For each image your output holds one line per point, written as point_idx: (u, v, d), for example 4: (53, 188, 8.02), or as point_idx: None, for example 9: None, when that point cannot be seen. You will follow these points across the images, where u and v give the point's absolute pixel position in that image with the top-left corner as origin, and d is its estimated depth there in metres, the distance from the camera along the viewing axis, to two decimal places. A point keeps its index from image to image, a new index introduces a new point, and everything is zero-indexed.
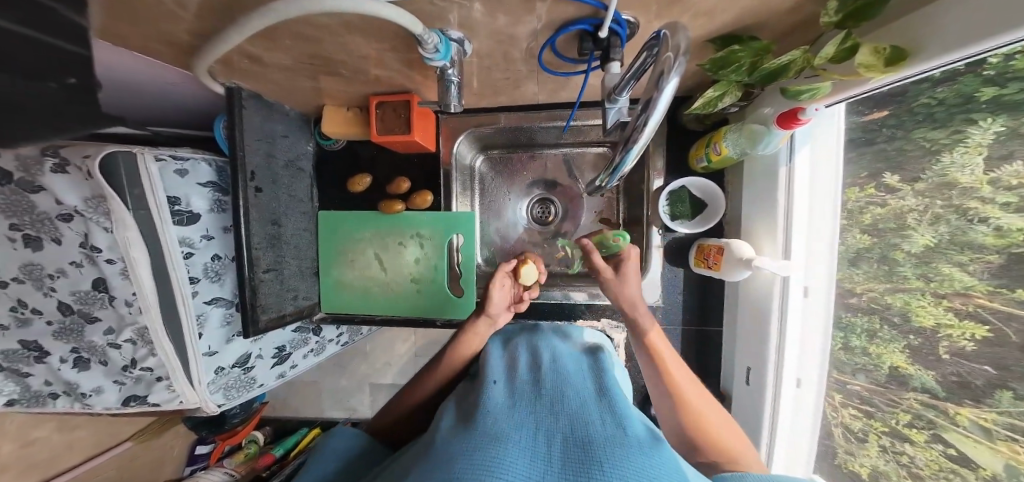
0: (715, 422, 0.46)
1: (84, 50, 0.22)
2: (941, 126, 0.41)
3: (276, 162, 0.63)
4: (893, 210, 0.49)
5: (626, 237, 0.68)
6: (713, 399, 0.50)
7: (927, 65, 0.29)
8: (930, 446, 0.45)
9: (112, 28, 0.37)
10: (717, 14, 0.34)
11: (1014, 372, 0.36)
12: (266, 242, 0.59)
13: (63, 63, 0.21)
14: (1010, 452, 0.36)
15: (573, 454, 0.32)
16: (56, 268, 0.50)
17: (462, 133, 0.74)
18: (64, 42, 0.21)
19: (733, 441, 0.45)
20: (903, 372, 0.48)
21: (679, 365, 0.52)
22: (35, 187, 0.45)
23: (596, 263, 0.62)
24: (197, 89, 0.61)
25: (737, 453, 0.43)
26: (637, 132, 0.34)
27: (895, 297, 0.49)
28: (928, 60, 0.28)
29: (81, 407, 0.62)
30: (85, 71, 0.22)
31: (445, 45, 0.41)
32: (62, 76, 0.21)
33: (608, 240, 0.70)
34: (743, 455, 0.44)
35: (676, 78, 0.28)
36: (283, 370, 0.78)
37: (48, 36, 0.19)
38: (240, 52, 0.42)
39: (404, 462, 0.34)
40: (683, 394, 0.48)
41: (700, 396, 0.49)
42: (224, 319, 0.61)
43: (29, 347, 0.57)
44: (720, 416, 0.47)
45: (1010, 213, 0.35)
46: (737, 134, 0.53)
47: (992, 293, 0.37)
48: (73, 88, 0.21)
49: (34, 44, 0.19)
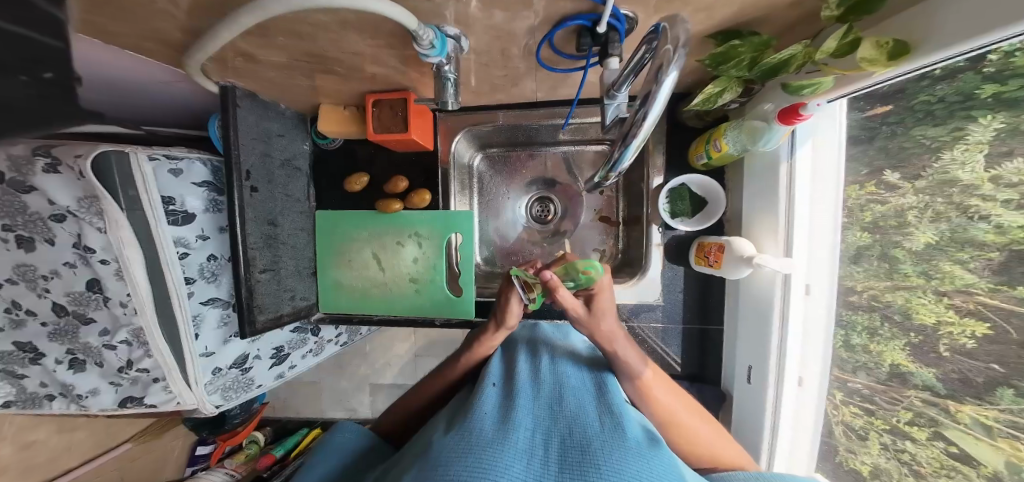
0: (711, 439, 0.45)
1: (58, 42, 0.21)
2: (942, 124, 0.40)
3: (273, 161, 0.63)
4: (894, 207, 0.48)
5: (599, 268, 0.48)
6: (708, 415, 0.48)
7: (918, 63, 0.29)
8: (931, 444, 0.45)
9: (96, 24, 0.36)
10: (717, 9, 0.33)
11: (1014, 368, 0.36)
12: (263, 242, 0.59)
13: (39, 58, 0.20)
14: (1012, 449, 0.36)
15: (569, 458, 0.32)
16: (50, 269, 0.50)
17: (460, 131, 0.73)
18: (37, 34, 0.20)
19: (730, 451, 0.45)
20: (904, 369, 0.48)
21: (670, 392, 0.47)
22: (27, 187, 0.44)
23: (565, 304, 0.46)
24: (191, 88, 0.60)
25: (735, 464, 0.44)
26: (637, 128, 0.34)
27: (895, 295, 0.48)
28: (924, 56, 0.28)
29: (78, 408, 0.62)
30: (59, 63, 0.21)
31: (441, 41, 0.40)
32: (36, 69, 0.20)
33: (574, 270, 0.50)
34: (741, 463, 0.44)
35: (675, 72, 0.27)
36: (282, 371, 0.77)
37: (25, 29, 0.19)
38: (233, 49, 0.42)
39: (402, 464, 0.34)
40: (676, 419, 0.45)
41: (695, 418, 0.46)
42: (222, 319, 0.61)
43: (24, 349, 0.57)
44: (710, 427, 0.46)
45: (1012, 210, 0.35)
46: (737, 131, 0.52)
47: (992, 290, 0.37)
48: (48, 82, 0.21)
49: (10, 38, 0.18)
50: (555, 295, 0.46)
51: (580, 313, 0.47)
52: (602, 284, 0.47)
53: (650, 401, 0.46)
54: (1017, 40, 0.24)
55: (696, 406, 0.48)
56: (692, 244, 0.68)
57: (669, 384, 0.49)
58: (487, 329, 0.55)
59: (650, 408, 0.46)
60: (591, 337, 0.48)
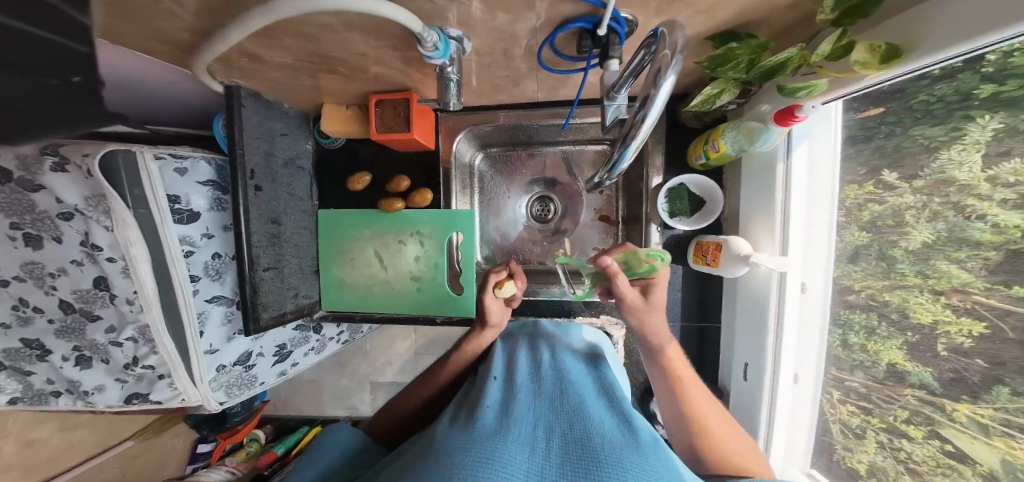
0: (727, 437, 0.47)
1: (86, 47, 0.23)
2: (940, 124, 0.41)
3: (276, 160, 0.63)
4: (891, 207, 0.49)
5: (663, 259, 0.52)
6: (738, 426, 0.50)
7: (907, 67, 0.30)
8: (928, 442, 0.46)
9: (112, 26, 0.37)
10: (717, 11, 0.34)
11: (1010, 367, 0.37)
12: (266, 241, 0.59)
13: (51, 58, 0.21)
14: (1007, 447, 0.37)
15: (570, 450, 0.33)
16: (57, 266, 0.50)
17: (461, 131, 0.74)
18: (46, 32, 0.20)
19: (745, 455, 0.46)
20: (902, 368, 0.49)
21: (704, 398, 0.50)
22: (35, 186, 0.45)
23: (622, 292, 0.50)
24: (195, 88, 0.61)
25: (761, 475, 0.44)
26: (635, 130, 0.34)
27: (893, 294, 0.49)
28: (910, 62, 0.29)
29: (83, 405, 0.62)
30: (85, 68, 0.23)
31: (445, 43, 0.41)
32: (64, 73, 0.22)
33: (636, 258, 0.53)
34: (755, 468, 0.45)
35: (672, 76, 0.28)
36: (284, 368, 0.78)
37: (36, 28, 0.19)
38: (239, 50, 0.42)
39: (406, 454, 0.35)
40: (709, 425, 0.48)
41: (726, 426, 0.48)
42: (226, 317, 0.61)
43: (31, 346, 0.57)
44: (738, 437, 0.48)
45: (1007, 209, 0.35)
46: (735, 132, 0.53)
47: (989, 290, 0.38)
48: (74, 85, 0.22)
49: (20, 37, 0.18)
50: (614, 279, 0.50)
51: (635, 302, 0.51)
52: (663, 275, 0.52)
53: (683, 400, 0.49)
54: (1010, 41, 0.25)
55: (730, 420, 0.50)
56: (689, 243, 0.69)
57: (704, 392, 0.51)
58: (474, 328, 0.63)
59: (686, 407, 0.49)
60: (637, 326, 0.53)
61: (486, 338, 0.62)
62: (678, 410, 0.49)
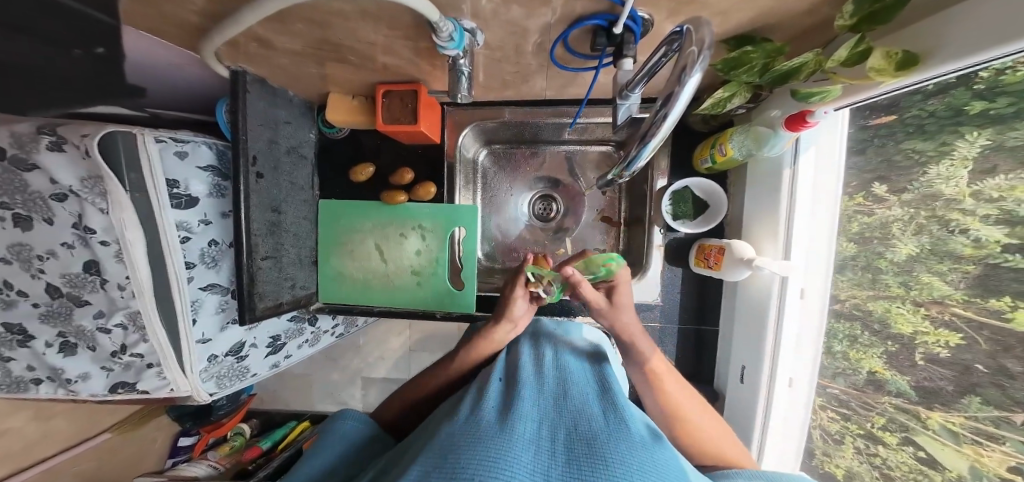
0: (709, 431, 0.47)
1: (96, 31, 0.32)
2: (931, 139, 0.42)
3: (279, 148, 0.62)
4: (879, 219, 0.50)
5: (617, 262, 0.58)
6: (725, 425, 0.50)
7: (916, 78, 0.31)
8: (901, 448, 0.48)
9: (131, 10, 0.37)
10: (733, 14, 0.34)
11: (980, 377, 0.39)
12: (265, 229, 0.58)
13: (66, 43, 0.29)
14: (975, 455, 0.39)
15: (576, 449, 0.32)
16: (46, 249, 0.48)
17: (467, 125, 0.73)
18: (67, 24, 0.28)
19: (730, 448, 0.47)
20: (880, 376, 0.50)
21: (682, 390, 0.51)
22: (29, 165, 0.43)
23: (587, 295, 0.55)
24: (200, 72, 0.58)
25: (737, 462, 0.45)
26: (655, 129, 0.35)
27: (876, 304, 0.50)
28: (922, 72, 0.30)
29: (65, 393, 0.60)
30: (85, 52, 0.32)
31: (460, 34, 0.40)
32: None
33: (594, 264, 0.60)
34: (741, 460, 0.46)
35: (698, 73, 0.28)
36: (277, 360, 0.77)
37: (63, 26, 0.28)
38: (248, 34, 0.41)
39: (408, 453, 0.34)
40: (693, 422, 0.48)
41: (705, 416, 0.49)
42: (220, 306, 0.60)
43: (13, 331, 0.55)
44: (731, 444, 0.47)
45: (989, 225, 0.36)
46: (744, 135, 0.54)
47: (966, 302, 0.39)
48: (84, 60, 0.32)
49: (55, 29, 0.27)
50: (578, 288, 0.55)
51: (600, 305, 0.56)
52: (621, 276, 0.58)
53: (661, 391, 0.50)
54: (1010, 59, 0.26)
55: (701, 401, 0.52)
56: (691, 246, 0.70)
57: (689, 392, 0.52)
58: (490, 324, 0.62)
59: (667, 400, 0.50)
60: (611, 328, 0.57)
61: (501, 337, 0.61)
62: (660, 405, 0.50)
